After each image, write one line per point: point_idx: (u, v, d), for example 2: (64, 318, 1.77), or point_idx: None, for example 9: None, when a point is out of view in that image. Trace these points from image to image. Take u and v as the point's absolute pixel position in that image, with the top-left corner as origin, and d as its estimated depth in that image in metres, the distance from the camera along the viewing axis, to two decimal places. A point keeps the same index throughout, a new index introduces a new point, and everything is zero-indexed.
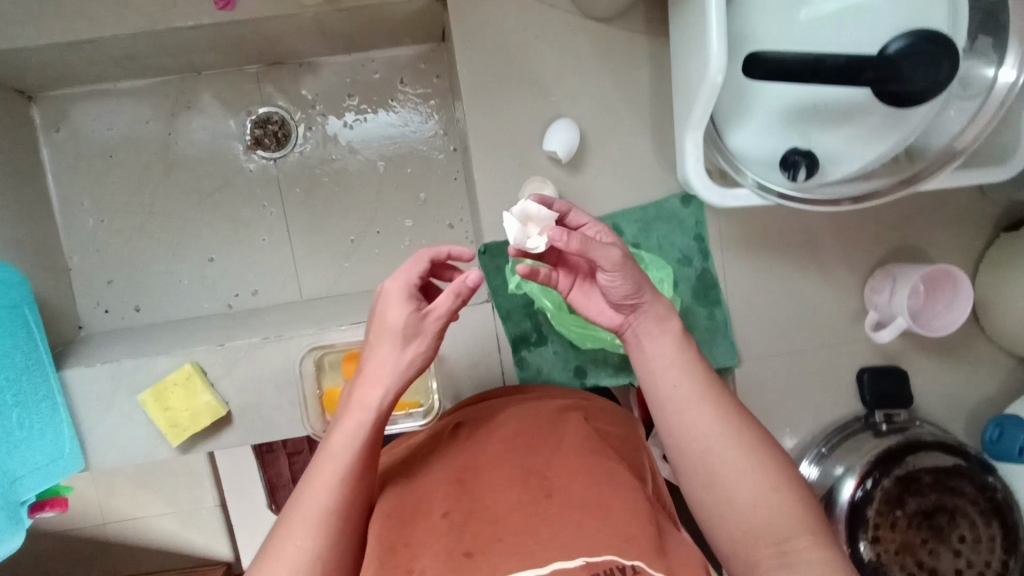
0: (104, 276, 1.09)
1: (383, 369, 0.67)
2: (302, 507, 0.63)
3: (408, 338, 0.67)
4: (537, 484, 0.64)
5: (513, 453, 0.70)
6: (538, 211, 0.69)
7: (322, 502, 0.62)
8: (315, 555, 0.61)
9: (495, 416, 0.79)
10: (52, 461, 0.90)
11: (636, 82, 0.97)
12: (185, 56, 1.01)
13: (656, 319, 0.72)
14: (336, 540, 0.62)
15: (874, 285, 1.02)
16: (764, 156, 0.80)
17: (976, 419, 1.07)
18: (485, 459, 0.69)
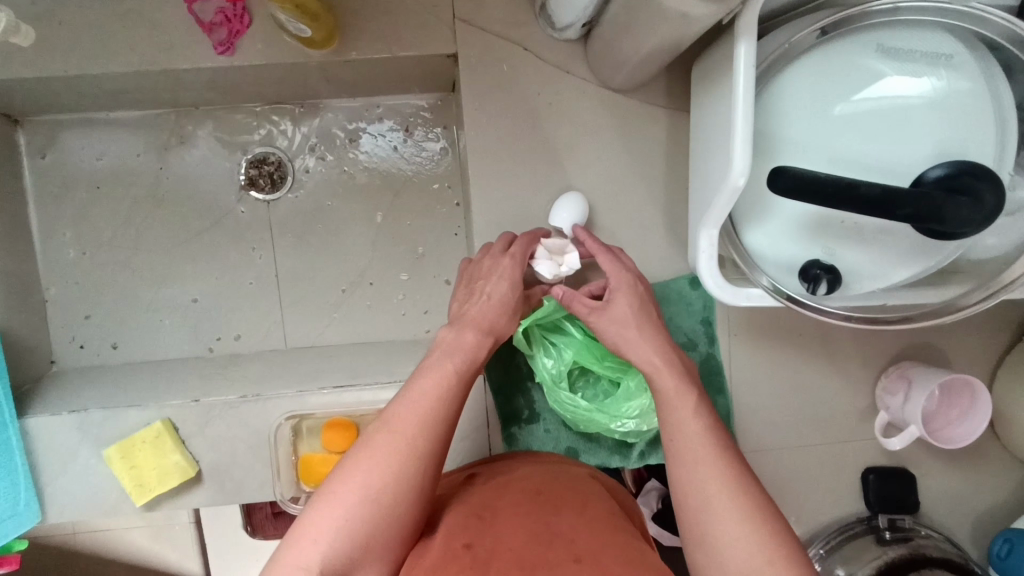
0: (82, 311, 1.04)
1: (464, 345, 0.72)
2: (374, 444, 0.65)
3: (507, 309, 0.77)
4: (565, 546, 0.60)
5: (539, 513, 0.66)
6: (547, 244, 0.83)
7: (396, 444, 0.65)
8: (375, 490, 0.62)
9: (512, 475, 0.77)
10: (8, 518, 0.85)
11: (651, 156, 0.92)
12: (182, 93, 0.96)
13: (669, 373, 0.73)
14: (400, 486, 0.63)
15: (887, 385, 0.96)
16: (782, 260, 0.74)
17: (985, 529, 1.01)
18: (507, 514, 0.67)
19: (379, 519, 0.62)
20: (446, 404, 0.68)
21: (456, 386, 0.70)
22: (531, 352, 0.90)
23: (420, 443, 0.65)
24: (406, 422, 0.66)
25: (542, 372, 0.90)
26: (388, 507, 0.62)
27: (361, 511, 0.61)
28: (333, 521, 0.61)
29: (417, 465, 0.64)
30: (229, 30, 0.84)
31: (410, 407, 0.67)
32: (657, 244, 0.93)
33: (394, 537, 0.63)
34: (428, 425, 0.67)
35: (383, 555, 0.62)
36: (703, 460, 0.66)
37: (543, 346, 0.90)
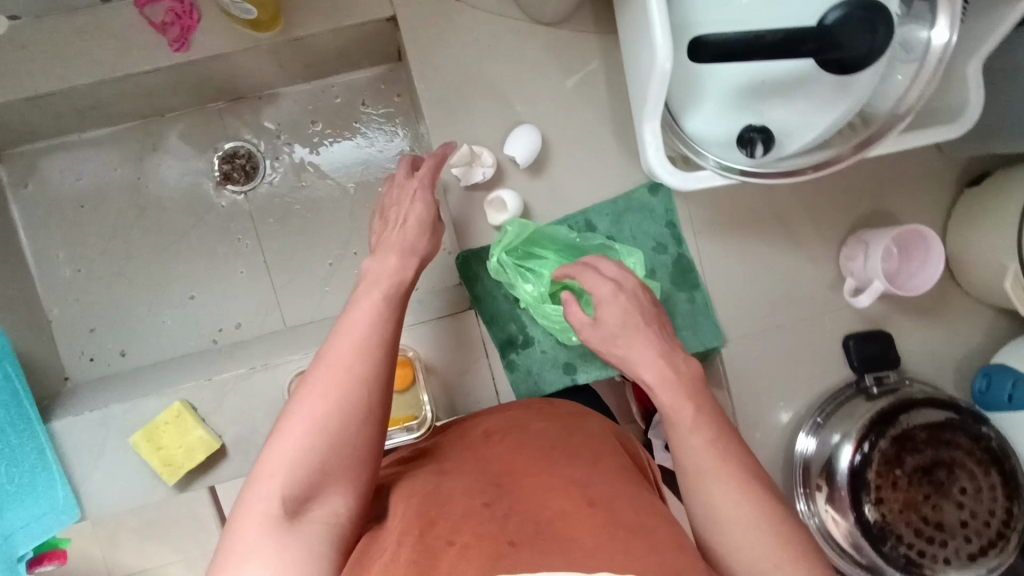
0: (87, 324, 1.09)
1: (386, 270, 0.72)
2: (317, 375, 0.64)
3: (426, 223, 0.77)
4: (578, 492, 0.62)
5: (554, 465, 0.66)
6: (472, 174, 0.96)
7: (337, 371, 0.63)
8: (327, 420, 0.61)
9: (527, 430, 0.76)
10: (46, 514, 0.91)
11: (592, 79, 0.99)
12: (147, 101, 1.02)
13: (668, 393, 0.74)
14: (346, 409, 0.62)
15: (848, 253, 1.03)
16: (721, 136, 0.81)
17: (966, 373, 1.08)
18: (525, 471, 0.66)
19: (335, 445, 0.61)
20: (385, 328, 0.67)
21: (389, 307, 0.69)
22: (510, 282, 0.95)
23: (360, 364, 0.64)
24: (344, 350, 0.65)
25: (524, 296, 0.95)
26: (342, 431, 0.61)
27: (315, 438, 0.60)
28: (290, 453, 0.60)
29: (362, 389, 0.63)
30: (181, 27, 0.90)
31: (345, 334, 0.66)
32: (612, 159, 1.00)
33: (355, 458, 0.61)
34: (366, 350, 0.65)
35: (349, 477, 0.61)
36: (713, 477, 0.67)
37: (520, 274, 0.96)
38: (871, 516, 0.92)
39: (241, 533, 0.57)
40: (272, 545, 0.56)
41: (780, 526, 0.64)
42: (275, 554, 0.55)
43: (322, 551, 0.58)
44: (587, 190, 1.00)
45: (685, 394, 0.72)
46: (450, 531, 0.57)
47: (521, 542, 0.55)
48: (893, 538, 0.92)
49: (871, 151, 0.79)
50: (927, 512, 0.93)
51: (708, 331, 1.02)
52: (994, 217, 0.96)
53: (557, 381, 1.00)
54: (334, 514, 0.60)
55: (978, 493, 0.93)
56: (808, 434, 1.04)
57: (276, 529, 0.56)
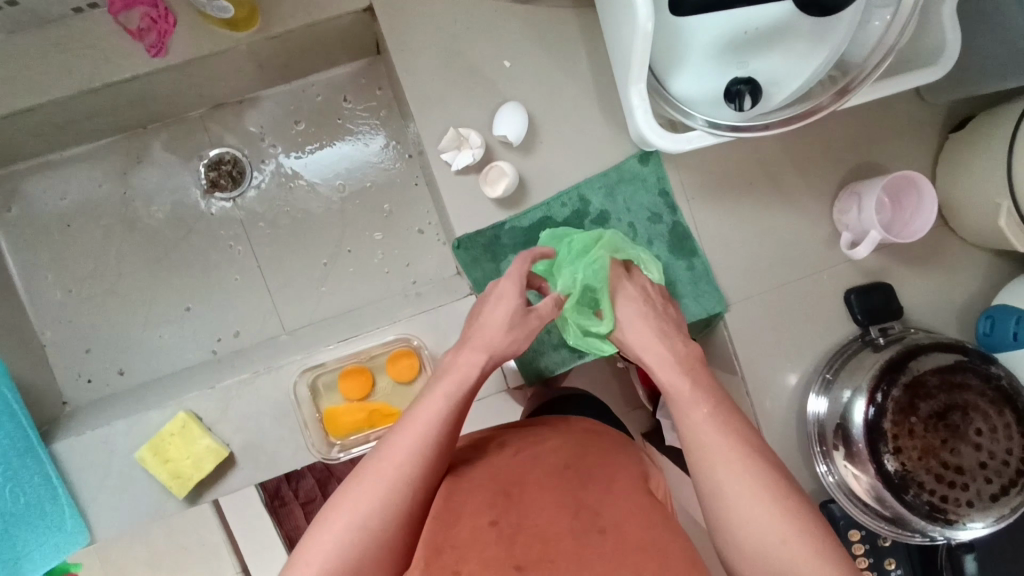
0: (82, 346, 1.06)
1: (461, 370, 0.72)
2: (364, 472, 0.64)
3: (511, 331, 0.75)
4: (590, 518, 0.63)
5: (567, 487, 0.68)
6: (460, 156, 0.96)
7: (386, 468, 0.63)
8: (373, 512, 0.61)
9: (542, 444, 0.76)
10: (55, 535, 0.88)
11: (572, 54, 0.99)
12: (128, 113, 1.01)
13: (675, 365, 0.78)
14: (391, 506, 0.62)
15: (841, 207, 1.03)
16: (708, 93, 0.81)
17: (968, 318, 1.08)
18: (536, 485, 0.68)
19: (370, 541, 0.61)
20: (443, 429, 0.67)
21: (452, 408, 0.69)
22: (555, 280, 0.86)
23: (410, 467, 0.64)
24: (399, 448, 0.65)
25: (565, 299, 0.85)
26: (379, 527, 0.61)
27: (350, 537, 0.60)
28: (323, 548, 0.60)
29: (406, 486, 0.63)
30: (158, 32, 0.89)
31: (406, 434, 0.66)
32: (599, 132, 1.00)
33: (385, 554, 0.61)
34: (419, 449, 0.65)
35: (377, 573, 0.61)
36: (719, 457, 0.66)
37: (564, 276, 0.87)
38: (891, 467, 0.91)
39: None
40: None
41: (786, 502, 0.62)
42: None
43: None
44: (578, 165, 1.00)
45: (690, 376, 0.74)
46: (457, 559, 0.59)
47: (526, 566, 0.58)
48: (915, 486, 0.91)
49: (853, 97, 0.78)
50: (947, 456, 0.91)
51: (710, 297, 1.01)
52: (980, 156, 0.97)
53: (564, 362, 1.01)
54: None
55: (995, 432, 0.92)
56: (818, 394, 1.03)
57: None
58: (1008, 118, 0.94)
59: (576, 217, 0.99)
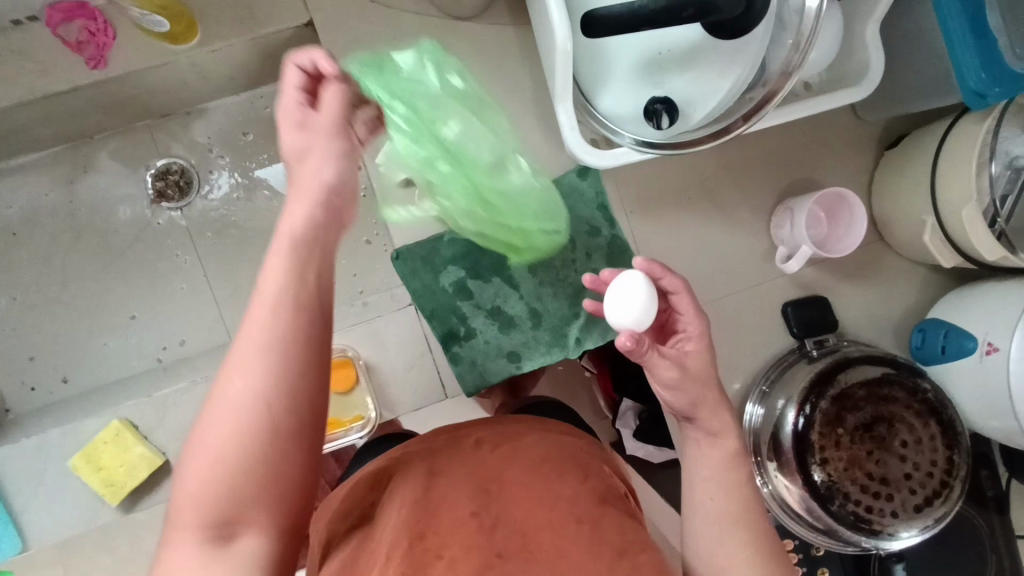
0: (26, 353, 1.07)
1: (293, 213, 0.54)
2: (223, 375, 0.50)
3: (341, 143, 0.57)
4: (567, 509, 0.63)
5: (544, 478, 0.67)
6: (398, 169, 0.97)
7: (240, 379, 0.49)
8: (237, 444, 0.48)
9: (521, 434, 0.74)
10: None
11: (512, 70, 1.01)
12: (72, 122, 1.02)
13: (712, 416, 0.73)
14: (259, 428, 0.49)
15: (777, 222, 1.05)
16: (632, 112, 0.83)
17: (904, 331, 1.10)
18: (514, 478, 0.67)
19: (253, 474, 0.48)
20: (286, 302, 0.51)
21: (290, 271, 0.52)
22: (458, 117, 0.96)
23: (270, 367, 0.49)
24: (257, 326, 0.50)
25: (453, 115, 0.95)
26: (270, 436, 0.49)
27: (230, 455, 0.48)
28: (194, 496, 0.48)
29: (277, 392, 0.49)
30: (96, 45, 0.90)
31: (258, 311, 0.51)
32: (539, 147, 1.01)
33: (275, 482, 0.50)
34: (269, 339, 0.50)
35: (274, 503, 0.50)
36: (717, 459, 0.72)
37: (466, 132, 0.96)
38: (818, 477, 0.93)
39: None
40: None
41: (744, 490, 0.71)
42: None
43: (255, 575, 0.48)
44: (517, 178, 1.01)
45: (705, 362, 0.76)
46: (440, 544, 0.59)
47: (507, 555, 0.59)
48: (841, 496, 0.92)
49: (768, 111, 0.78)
50: (872, 468, 0.93)
51: None
52: (908, 173, 0.99)
53: (502, 371, 1.01)
54: (260, 536, 0.49)
55: (918, 444, 0.94)
56: (755, 405, 1.05)
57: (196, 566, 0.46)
58: (932, 137, 0.96)
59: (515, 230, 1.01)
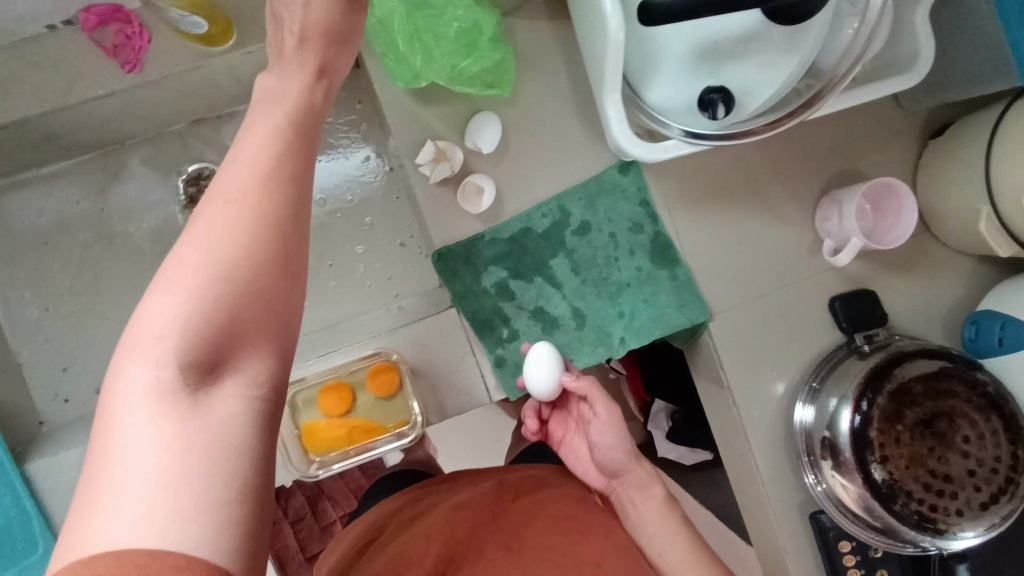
0: (59, 364, 1.05)
1: (276, 105, 0.60)
2: (203, 217, 0.48)
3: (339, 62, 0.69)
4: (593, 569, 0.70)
5: (567, 542, 0.73)
6: (433, 170, 0.95)
7: (231, 206, 0.48)
8: (227, 262, 0.46)
9: (539, 494, 0.84)
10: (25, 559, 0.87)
11: (550, 65, 0.99)
12: (104, 128, 1.00)
13: (638, 486, 0.88)
14: (254, 250, 0.47)
15: (823, 214, 1.03)
16: (684, 103, 0.82)
17: (954, 323, 1.07)
18: (538, 544, 0.73)
19: (243, 289, 0.46)
20: (281, 161, 0.53)
21: (285, 141, 0.56)
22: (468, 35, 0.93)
23: (265, 202, 0.50)
24: (250, 171, 0.51)
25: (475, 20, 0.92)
26: (265, 263, 0.48)
27: (222, 284, 0.45)
28: (175, 303, 0.44)
29: (271, 221, 0.49)
30: (132, 48, 0.88)
31: (241, 166, 0.52)
32: (579, 142, 0.99)
33: (264, 308, 0.48)
34: (266, 181, 0.51)
35: (260, 330, 0.47)
36: (669, 527, 0.84)
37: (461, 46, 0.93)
38: (879, 475, 0.90)
39: (120, 431, 0.41)
40: (168, 436, 0.41)
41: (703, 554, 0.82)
42: (170, 441, 0.40)
43: (240, 430, 0.44)
44: (557, 175, 0.99)
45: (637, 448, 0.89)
46: None
47: None
48: (903, 496, 0.90)
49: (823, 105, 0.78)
50: (934, 465, 0.90)
51: (693, 305, 1.00)
52: (960, 161, 0.96)
53: None
54: (247, 377, 0.46)
55: (982, 439, 0.91)
56: (806, 404, 1.04)
57: (178, 412, 0.42)
58: (985, 124, 0.94)
59: (557, 228, 0.99)
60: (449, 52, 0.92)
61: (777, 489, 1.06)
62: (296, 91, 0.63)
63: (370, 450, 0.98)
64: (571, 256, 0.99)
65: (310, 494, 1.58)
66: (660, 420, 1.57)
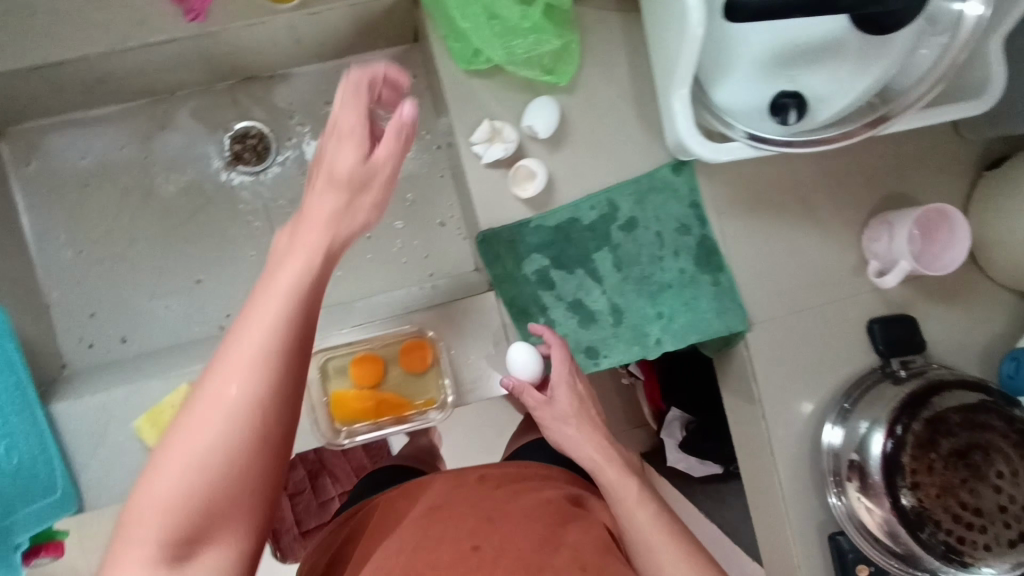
0: (86, 309, 1.04)
1: (311, 226, 0.60)
2: (199, 394, 0.53)
3: (367, 155, 0.62)
4: (570, 555, 0.76)
5: (535, 523, 0.79)
6: (485, 149, 0.93)
7: (223, 394, 0.52)
8: (212, 459, 0.51)
9: (514, 485, 0.89)
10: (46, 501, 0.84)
11: (613, 57, 0.97)
12: (157, 76, 0.98)
13: (605, 457, 0.85)
14: (236, 444, 0.52)
15: (871, 234, 1.02)
16: (753, 106, 0.81)
17: (990, 358, 1.06)
18: (506, 522, 0.79)
19: (228, 473, 0.52)
20: (289, 331, 0.55)
21: (305, 302, 0.57)
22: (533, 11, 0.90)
23: (261, 394, 0.53)
24: (253, 341, 0.53)
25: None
26: (255, 444, 0.53)
27: (198, 486, 0.51)
28: (166, 485, 0.51)
29: (261, 410, 0.53)
30: None
31: (244, 334, 0.54)
32: (634, 138, 0.98)
33: (243, 494, 0.53)
34: (265, 366, 0.53)
35: (233, 511, 0.53)
36: (634, 498, 0.81)
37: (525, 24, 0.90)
38: (907, 502, 0.90)
39: None
40: None
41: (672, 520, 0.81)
42: None
43: None
44: (609, 168, 0.98)
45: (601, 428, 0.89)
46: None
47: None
48: (932, 524, 0.89)
49: (890, 125, 0.78)
50: (965, 497, 0.89)
51: (734, 313, 0.99)
52: (1018, 195, 0.95)
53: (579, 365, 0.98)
54: (226, 555, 0.53)
55: (1016, 476, 0.89)
56: (834, 425, 1.03)
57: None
58: None
59: (604, 221, 0.97)
60: (516, 32, 0.90)
61: (796, 506, 1.05)
62: (329, 202, 0.62)
63: (395, 426, 0.96)
64: (615, 251, 0.98)
65: (312, 468, 1.58)
66: (674, 429, 1.58)
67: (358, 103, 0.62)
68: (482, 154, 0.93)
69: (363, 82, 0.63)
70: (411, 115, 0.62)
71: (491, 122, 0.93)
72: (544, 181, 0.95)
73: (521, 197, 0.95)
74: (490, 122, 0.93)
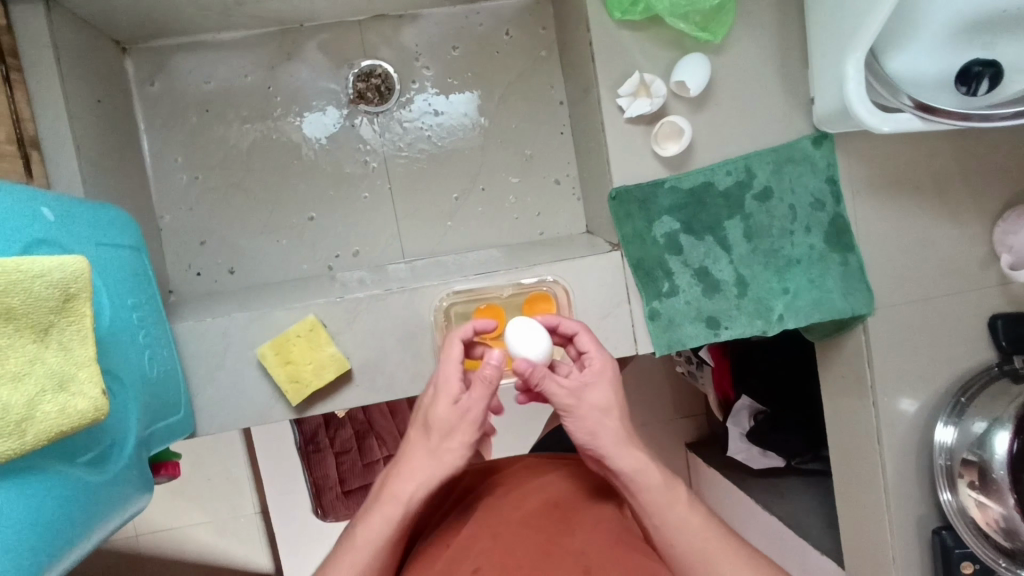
0: (197, 237, 1.03)
1: (409, 493, 0.69)
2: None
3: (461, 421, 0.68)
4: (575, 561, 0.69)
5: (548, 529, 0.73)
6: (630, 102, 0.92)
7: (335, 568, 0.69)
8: None
9: (533, 479, 0.83)
10: (176, 416, 0.80)
11: (766, 20, 0.94)
12: (295, 5, 0.96)
13: (637, 470, 0.70)
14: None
15: (1006, 227, 0.99)
16: (931, 75, 0.80)
17: None
18: (519, 524, 0.74)
19: None
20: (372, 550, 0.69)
21: (387, 531, 0.69)
22: None
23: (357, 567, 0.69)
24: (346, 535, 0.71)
25: None
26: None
27: None
28: None
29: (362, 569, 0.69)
30: None
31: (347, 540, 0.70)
32: (776, 108, 0.96)
33: None
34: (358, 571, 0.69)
35: None
36: (665, 504, 0.71)
37: None
38: None
39: None
40: None
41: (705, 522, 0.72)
42: None
43: None
44: (748, 137, 0.96)
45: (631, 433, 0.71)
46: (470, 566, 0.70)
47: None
48: None
49: None
50: None
51: (861, 296, 0.97)
52: None
53: (699, 336, 0.96)
54: None
55: None
56: (947, 424, 1.00)
57: None
58: None
59: (739, 188, 0.95)
60: None
61: (898, 498, 1.03)
62: (464, 446, 0.69)
63: None
64: (747, 221, 0.95)
65: (359, 429, 1.54)
66: (741, 418, 1.51)
67: (454, 359, 0.69)
68: (625, 106, 0.92)
69: (455, 358, 0.69)
70: (497, 374, 0.67)
71: (639, 74, 0.91)
72: (688, 143, 0.93)
73: (660, 155, 0.94)
74: (641, 76, 0.92)
